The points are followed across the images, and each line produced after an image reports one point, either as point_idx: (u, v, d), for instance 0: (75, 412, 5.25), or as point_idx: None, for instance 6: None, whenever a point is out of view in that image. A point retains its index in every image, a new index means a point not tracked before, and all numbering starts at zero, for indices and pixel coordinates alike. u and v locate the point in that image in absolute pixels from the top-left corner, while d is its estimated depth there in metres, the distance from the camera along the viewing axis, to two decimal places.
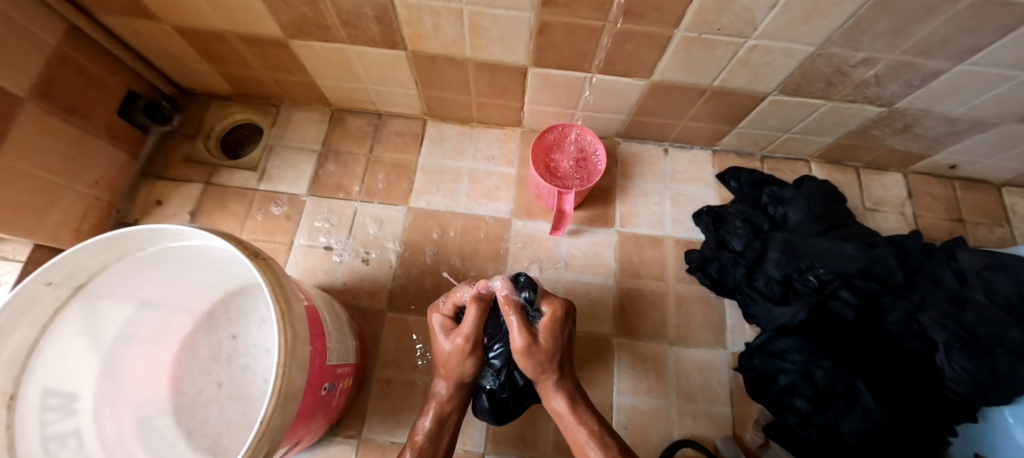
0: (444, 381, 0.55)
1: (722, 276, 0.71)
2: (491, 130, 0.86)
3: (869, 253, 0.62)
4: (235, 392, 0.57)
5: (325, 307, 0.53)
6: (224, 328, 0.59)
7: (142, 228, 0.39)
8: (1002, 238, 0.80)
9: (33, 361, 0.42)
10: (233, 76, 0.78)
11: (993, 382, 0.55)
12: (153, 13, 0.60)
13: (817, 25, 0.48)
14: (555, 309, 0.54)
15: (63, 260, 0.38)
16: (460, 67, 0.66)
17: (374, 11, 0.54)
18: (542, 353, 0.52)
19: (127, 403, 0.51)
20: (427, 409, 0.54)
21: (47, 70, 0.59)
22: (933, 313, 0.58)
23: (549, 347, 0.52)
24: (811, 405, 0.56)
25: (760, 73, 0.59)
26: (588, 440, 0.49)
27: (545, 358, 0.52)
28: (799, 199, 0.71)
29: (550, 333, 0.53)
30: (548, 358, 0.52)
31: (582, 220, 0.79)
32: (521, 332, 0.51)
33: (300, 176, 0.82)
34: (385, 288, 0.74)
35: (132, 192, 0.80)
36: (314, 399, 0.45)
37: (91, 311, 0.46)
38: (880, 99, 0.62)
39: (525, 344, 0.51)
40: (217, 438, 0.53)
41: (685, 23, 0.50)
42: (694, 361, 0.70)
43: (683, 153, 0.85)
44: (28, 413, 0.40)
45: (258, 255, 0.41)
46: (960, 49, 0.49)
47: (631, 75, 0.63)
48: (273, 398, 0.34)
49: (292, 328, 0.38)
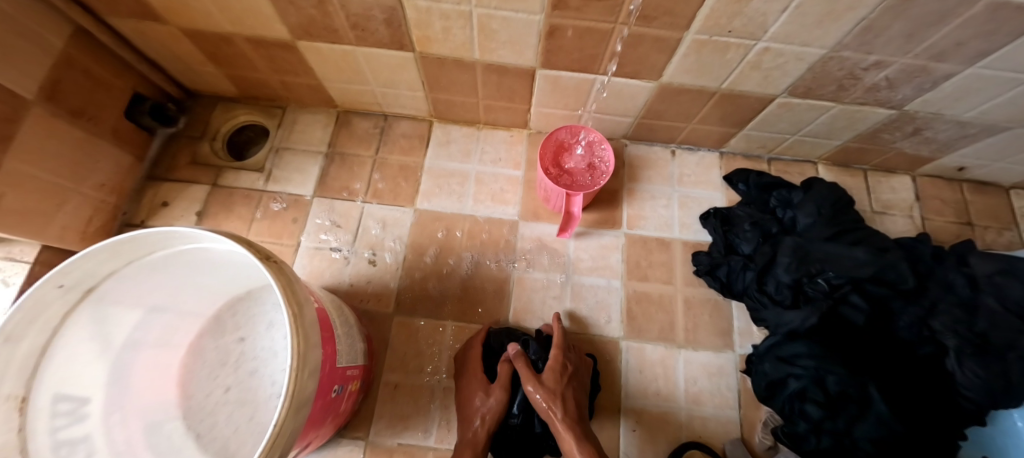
0: (479, 421, 0.59)
1: (731, 279, 0.71)
2: (498, 132, 0.86)
3: (880, 257, 0.62)
4: (242, 396, 0.57)
5: (336, 311, 0.53)
6: (231, 332, 0.59)
7: (152, 232, 0.39)
8: (1011, 242, 0.80)
9: (44, 365, 0.41)
10: (240, 78, 0.77)
11: (1005, 388, 0.54)
12: (160, 15, 0.60)
13: (830, 29, 0.48)
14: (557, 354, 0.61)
15: (73, 264, 0.38)
16: (468, 70, 0.66)
17: (384, 13, 0.54)
18: (547, 389, 0.57)
19: (136, 408, 0.50)
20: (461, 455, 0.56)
21: (54, 73, 0.59)
22: (944, 318, 0.58)
23: (552, 387, 0.58)
24: (823, 411, 0.55)
25: (771, 76, 0.59)
26: None
27: (550, 395, 0.57)
28: (808, 202, 0.71)
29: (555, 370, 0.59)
30: (553, 396, 0.57)
31: (590, 222, 0.79)
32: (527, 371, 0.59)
33: (306, 178, 0.81)
34: (392, 291, 0.73)
35: (138, 194, 0.80)
36: (324, 403, 0.45)
37: (100, 316, 0.46)
38: (891, 102, 0.62)
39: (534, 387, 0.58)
40: (226, 442, 0.53)
41: (696, 25, 0.50)
42: (702, 364, 0.70)
43: (690, 155, 0.85)
44: (38, 419, 0.40)
45: (270, 259, 0.41)
46: (974, 53, 0.49)
47: (640, 78, 0.63)
48: (285, 405, 0.34)
49: (304, 333, 0.38)
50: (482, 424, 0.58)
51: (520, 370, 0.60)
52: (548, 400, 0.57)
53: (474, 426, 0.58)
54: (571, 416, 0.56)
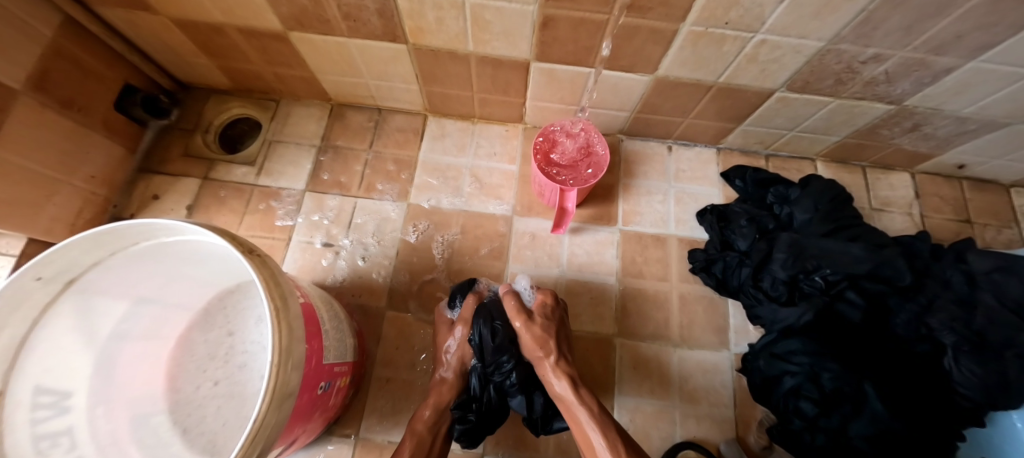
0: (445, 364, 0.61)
1: (727, 275, 0.70)
2: (493, 126, 0.85)
3: (877, 253, 0.61)
4: (231, 390, 0.55)
5: (324, 304, 0.52)
6: (220, 326, 0.58)
7: (135, 222, 0.38)
8: (1010, 240, 0.79)
9: (22, 356, 0.41)
10: (233, 70, 0.77)
11: (1003, 385, 0.54)
12: (150, 5, 0.59)
13: (827, 20, 0.47)
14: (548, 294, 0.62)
15: (55, 254, 0.37)
16: (463, 63, 0.65)
17: (375, 3, 0.53)
18: (539, 328, 0.57)
19: (122, 401, 0.50)
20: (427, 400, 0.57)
21: (43, 62, 0.58)
22: (942, 316, 0.57)
23: (544, 324, 0.58)
24: (817, 407, 0.55)
25: (768, 69, 0.58)
26: (587, 416, 0.50)
27: (541, 331, 0.57)
28: (806, 198, 0.70)
29: (543, 312, 0.59)
30: (544, 334, 0.57)
31: (584, 218, 0.78)
32: (518, 314, 0.58)
33: (299, 172, 0.81)
34: (384, 285, 0.73)
35: (130, 187, 0.79)
36: (310, 398, 0.44)
37: (84, 307, 0.45)
38: (889, 96, 0.61)
39: (524, 324, 0.58)
40: (213, 437, 0.52)
41: (692, 17, 0.49)
42: (698, 362, 0.69)
43: (687, 151, 0.84)
44: (18, 411, 0.40)
45: (253, 252, 0.40)
46: (973, 46, 0.48)
47: (635, 70, 0.62)
48: (267, 396, 0.33)
49: (288, 326, 0.37)
50: (448, 370, 0.60)
51: (509, 308, 0.60)
52: (539, 336, 0.57)
53: (443, 371, 0.61)
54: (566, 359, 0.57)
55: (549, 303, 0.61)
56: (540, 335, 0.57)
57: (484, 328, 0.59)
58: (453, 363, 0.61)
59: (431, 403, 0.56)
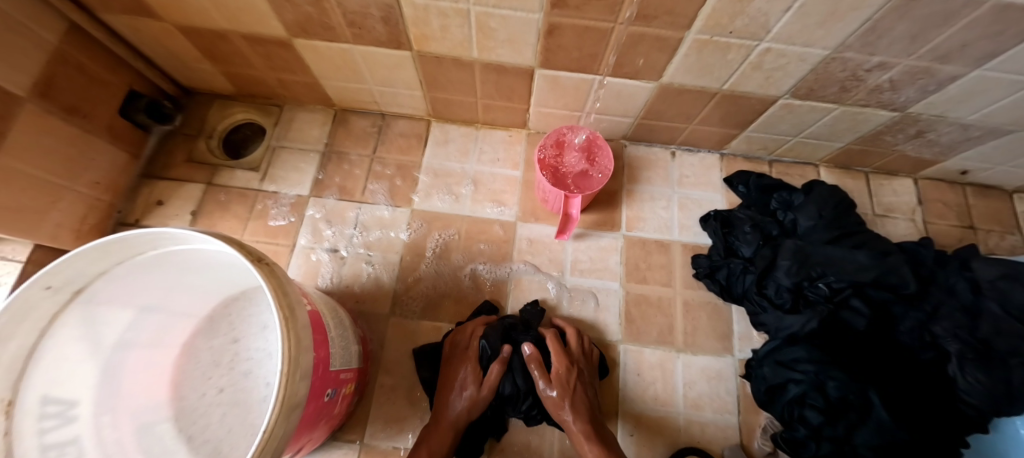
0: (458, 402, 0.58)
1: (731, 282, 0.70)
2: (496, 131, 0.85)
3: (882, 261, 0.61)
4: (236, 397, 0.56)
5: (330, 312, 0.52)
6: (225, 333, 0.59)
7: (142, 233, 0.38)
8: (1013, 246, 0.79)
9: (31, 366, 0.40)
10: (237, 76, 0.77)
11: (1008, 393, 0.54)
12: (154, 12, 0.59)
13: (833, 29, 0.47)
14: (564, 360, 0.61)
15: (62, 264, 0.37)
16: (467, 69, 0.65)
17: (380, 10, 0.53)
18: (556, 395, 0.58)
19: (127, 410, 0.49)
20: (429, 435, 0.56)
21: (48, 69, 0.58)
22: (946, 323, 0.58)
23: (561, 391, 0.58)
24: (823, 416, 0.55)
25: (773, 77, 0.58)
26: None
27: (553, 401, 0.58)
28: (809, 204, 0.70)
29: (560, 379, 0.59)
30: (560, 400, 0.58)
31: (588, 224, 0.78)
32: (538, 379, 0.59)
33: (302, 177, 0.81)
34: (388, 291, 0.73)
35: (134, 192, 0.79)
36: (316, 407, 0.44)
37: (89, 316, 0.45)
38: (894, 103, 0.61)
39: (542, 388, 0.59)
40: (218, 444, 0.52)
41: (697, 25, 0.49)
42: (701, 369, 0.69)
43: (690, 156, 0.84)
44: (26, 420, 0.39)
45: (262, 260, 0.40)
46: (978, 55, 0.48)
47: (640, 78, 0.62)
48: (276, 406, 0.33)
49: (296, 336, 0.37)
50: (453, 409, 0.58)
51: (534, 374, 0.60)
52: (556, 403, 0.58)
53: (448, 410, 0.58)
54: (582, 417, 0.57)
55: (565, 369, 0.60)
56: (555, 403, 0.58)
57: (510, 385, 0.62)
58: (468, 396, 0.59)
59: (432, 445, 0.55)
